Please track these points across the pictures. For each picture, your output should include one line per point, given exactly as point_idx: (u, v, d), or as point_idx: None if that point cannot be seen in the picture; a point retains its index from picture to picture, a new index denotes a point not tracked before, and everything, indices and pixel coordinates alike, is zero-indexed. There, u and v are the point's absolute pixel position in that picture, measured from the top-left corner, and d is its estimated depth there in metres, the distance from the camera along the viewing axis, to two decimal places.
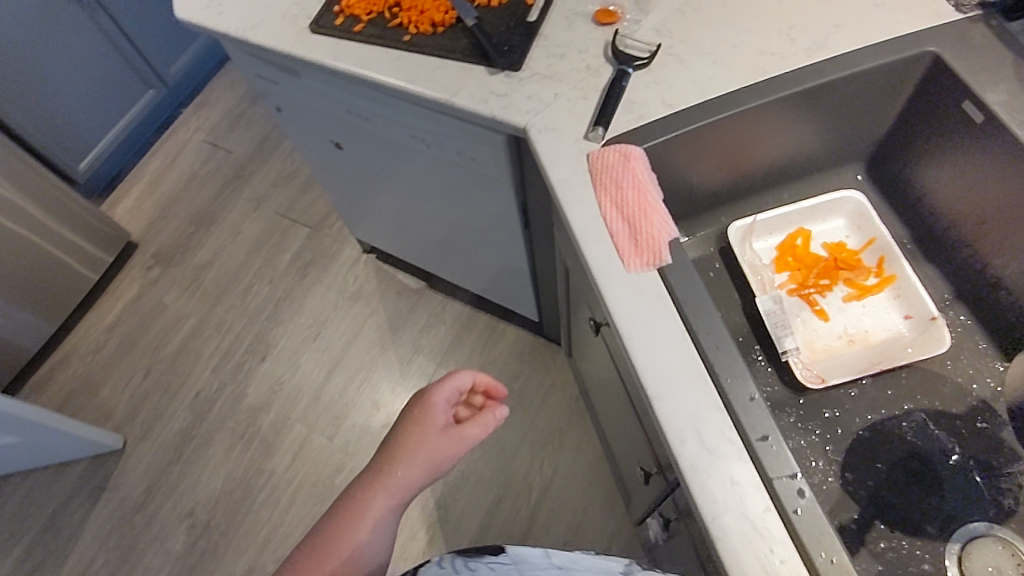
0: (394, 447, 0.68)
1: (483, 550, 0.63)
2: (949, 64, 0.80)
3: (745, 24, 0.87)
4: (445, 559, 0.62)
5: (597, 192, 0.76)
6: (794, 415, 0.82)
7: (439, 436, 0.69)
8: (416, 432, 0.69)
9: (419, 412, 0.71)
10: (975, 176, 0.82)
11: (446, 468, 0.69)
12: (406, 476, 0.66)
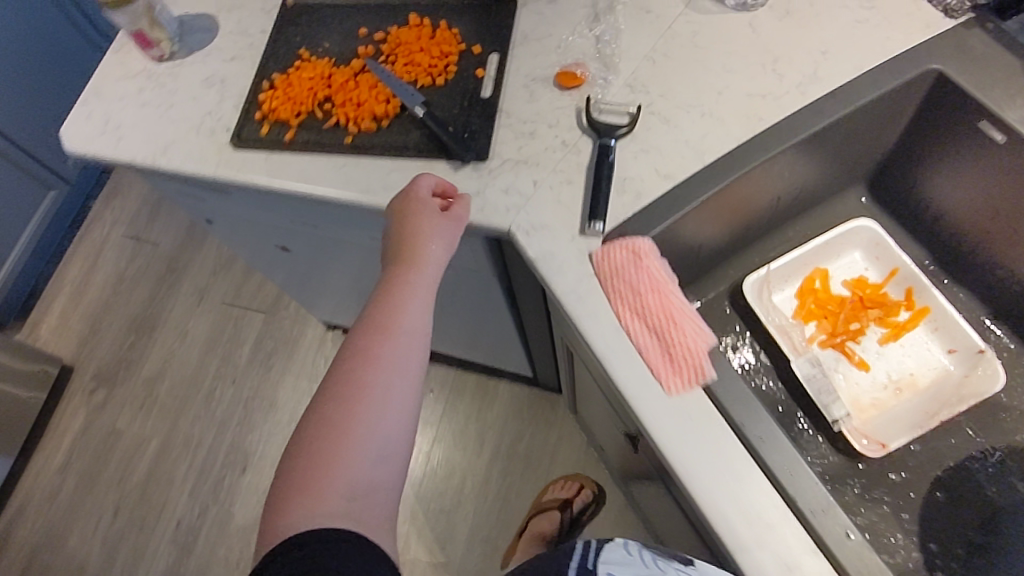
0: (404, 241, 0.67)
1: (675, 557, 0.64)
2: (955, 81, 0.72)
3: (724, 64, 0.78)
4: (633, 546, 0.65)
5: (612, 301, 0.66)
6: (858, 485, 0.75)
7: (441, 218, 0.69)
8: (420, 229, 0.68)
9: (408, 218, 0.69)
10: (1003, 191, 0.74)
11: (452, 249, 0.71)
12: (434, 252, 0.67)
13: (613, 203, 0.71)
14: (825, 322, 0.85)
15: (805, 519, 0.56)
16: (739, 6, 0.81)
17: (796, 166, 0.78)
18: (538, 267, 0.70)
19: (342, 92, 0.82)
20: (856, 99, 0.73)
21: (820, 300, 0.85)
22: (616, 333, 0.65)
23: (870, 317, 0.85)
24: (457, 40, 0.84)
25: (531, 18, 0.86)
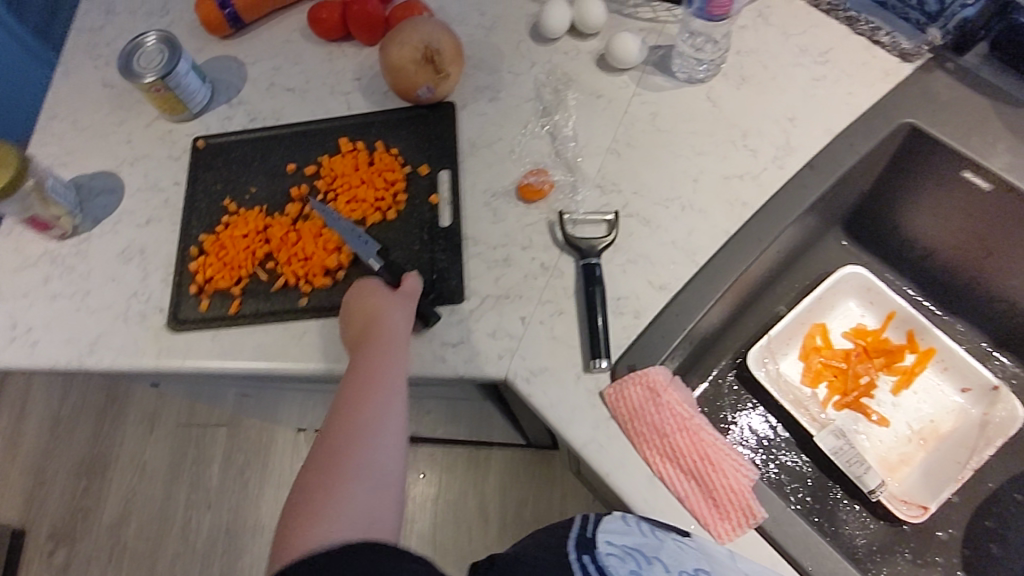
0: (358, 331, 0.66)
1: (666, 528, 0.53)
2: (930, 133, 0.69)
3: (693, 147, 0.74)
4: (629, 517, 0.51)
5: (637, 446, 0.61)
6: (907, 551, 0.71)
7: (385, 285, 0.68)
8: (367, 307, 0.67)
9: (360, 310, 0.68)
10: (989, 224, 0.72)
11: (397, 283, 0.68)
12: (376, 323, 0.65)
13: (613, 329, 0.66)
14: (834, 380, 0.81)
15: None
16: (691, 78, 0.77)
17: (786, 238, 0.73)
18: (550, 418, 0.63)
19: (285, 248, 0.73)
20: (836, 168, 0.70)
21: (824, 357, 0.82)
22: (650, 481, 0.60)
23: (877, 366, 0.82)
24: (400, 163, 0.77)
25: (475, 120, 0.79)
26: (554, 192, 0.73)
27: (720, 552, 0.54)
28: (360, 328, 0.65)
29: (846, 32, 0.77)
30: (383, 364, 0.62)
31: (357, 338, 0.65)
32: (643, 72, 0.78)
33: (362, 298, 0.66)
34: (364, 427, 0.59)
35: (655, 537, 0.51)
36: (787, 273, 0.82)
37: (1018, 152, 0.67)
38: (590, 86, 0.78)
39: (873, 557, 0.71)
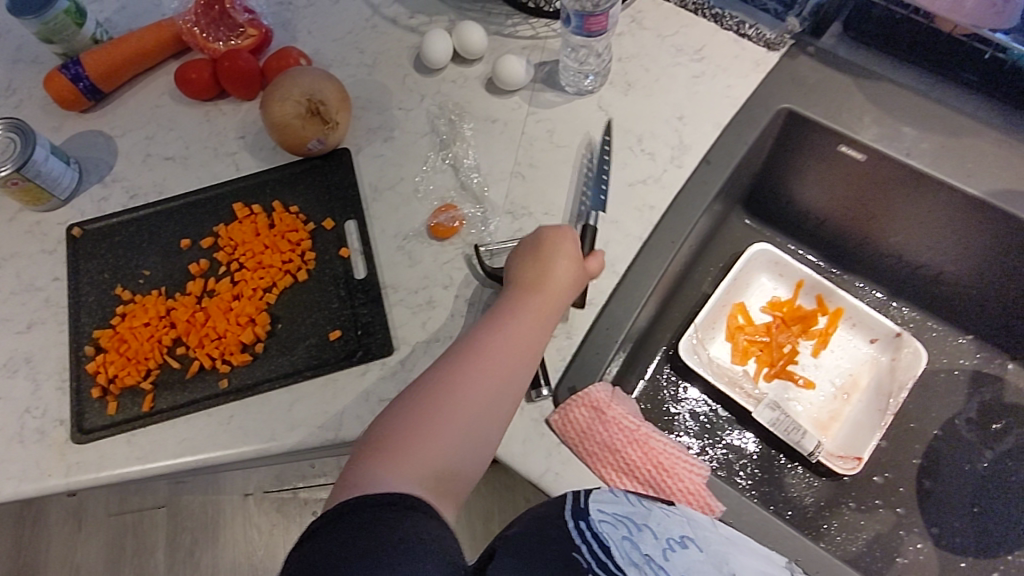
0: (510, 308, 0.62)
1: (653, 499, 0.54)
2: (806, 116, 0.73)
3: (593, 158, 0.74)
4: (619, 489, 0.53)
5: (592, 467, 0.61)
6: (851, 502, 0.76)
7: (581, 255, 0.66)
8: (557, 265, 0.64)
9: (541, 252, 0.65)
10: (863, 185, 0.76)
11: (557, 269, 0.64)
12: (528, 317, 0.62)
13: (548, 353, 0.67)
14: (761, 355, 0.84)
15: None
16: (580, 90, 0.77)
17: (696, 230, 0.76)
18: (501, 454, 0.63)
19: (194, 329, 0.69)
20: (729, 160, 0.72)
21: (748, 335, 0.84)
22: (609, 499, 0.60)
23: (796, 334, 0.85)
24: (303, 220, 0.74)
25: (373, 163, 0.77)
26: (466, 226, 0.73)
27: (705, 524, 0.52)
28: (543, 270, 0.63)
29: (714, 28, 0.80)
30: (501, 359, 0.59)
31: (524, 283, 0.63)
32: (534, 90, 0.78)
33: (560, 241, 0.64)
34: (470, 400, 0.56)
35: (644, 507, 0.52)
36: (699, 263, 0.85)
37: (884, 124, 0.71)
38: (483, 112, 0.78)
39: (824, 520, 0.75)
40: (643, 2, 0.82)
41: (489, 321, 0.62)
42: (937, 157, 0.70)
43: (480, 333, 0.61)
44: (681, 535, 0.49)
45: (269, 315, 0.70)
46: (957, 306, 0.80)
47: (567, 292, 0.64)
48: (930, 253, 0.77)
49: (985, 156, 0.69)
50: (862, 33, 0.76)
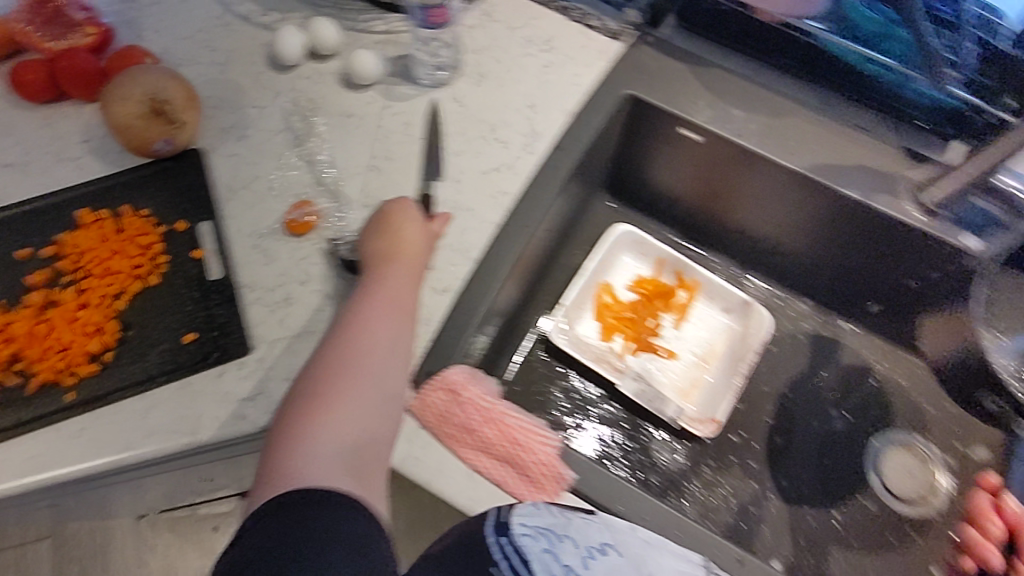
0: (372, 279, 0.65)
1: (573, 508, 0.53)
2: (648, 102, 0.77)
3: (447, 147, 0.75)
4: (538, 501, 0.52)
5: (450, 448, 0.62)
6: (711, 463, 0.81)
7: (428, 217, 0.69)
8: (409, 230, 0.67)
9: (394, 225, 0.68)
10: (705, 165, 0.81)
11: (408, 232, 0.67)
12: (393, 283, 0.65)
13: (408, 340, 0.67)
14: (627, 331, 0.89)
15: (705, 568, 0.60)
16: (435, 82, 0.78)
17: (552, 214, 0.78)
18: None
19: (34, 343, 0.65)
20: (576, 145, 0.74)
21: (614, 313, 0.89)
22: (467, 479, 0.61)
23: (658, 308, 0.91)
24: (154, 223, 0.72)
25: (227, 162, 0.76)
26: (321, 221, 0.73)
27: (625, 529, 0.52)
28: (395, 240, 0.66)
29: (562, 20, 0.83)
30: (377, 327, 0.62)
31: (380, 254, 0.66)
32: (389, 84, 0.79)
33: (401, 208, 0.68)
34: (362, 371, 0.59)
35: (566, 517, 0.51)
36: (565, 245, 0.89)
37: (717, 108, 0.76)
38: (339, 107, 0.78)
39: (687, 479, 0.80)
40: None
41: (359, 299, 0.65)
42: (762, 138, 0.75)
43: (353, 308, 0.64)
44: (603, 544, 0.49)
45: (119, 323, 0.68)
46: (797, 274, 0.87)
47: (424, 245, 0.68)
48: (770, 227, 0.83)
49: (805, 135, 0.74)
50: (694, 24, 0.81)
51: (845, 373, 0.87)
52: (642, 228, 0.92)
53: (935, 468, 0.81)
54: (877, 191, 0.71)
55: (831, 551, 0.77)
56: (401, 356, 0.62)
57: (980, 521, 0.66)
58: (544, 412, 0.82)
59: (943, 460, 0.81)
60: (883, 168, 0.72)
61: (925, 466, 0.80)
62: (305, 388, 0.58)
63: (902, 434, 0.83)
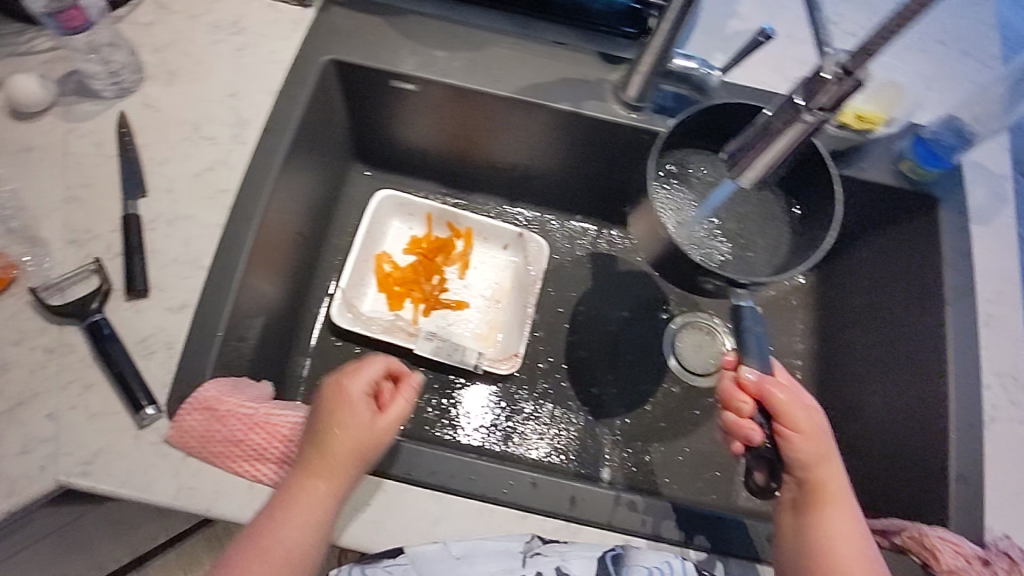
0: (306, 453, 0.54)
1: (381, 555, 0.55)
2: (352, 62, 0.75)
3: (151, 157, 0.67)
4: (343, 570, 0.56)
5: (221, 468, 0.55)
6: (523, 395, 0.84)
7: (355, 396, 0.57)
8: (346, 411, 0.55)
9: (334, 401, 0.56)
10: (432, 115, 0.82)
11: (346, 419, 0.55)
12: (330, 458, 0.54)
13: (154, 372, 0.57)
14: (414, 294, 0.88)
15: (504, 503, 0.59)
16: (120, 91, 0.70)
17: (289, 196, 0.75)
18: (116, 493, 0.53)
19: None
20: (287, 122, 0.70)
21: (396, 282, 0.89)
22: (251, 493, 0.55)
23: (440, 264, 0.91)
24: None
25: None
26: (27, 272, 0.60)
27: (436, 552, 0.56)
28: (320, 450, 0.54)
29: None
30: (301, 509, 0.52)
31: (309, 449, 0.54)
32: (66, 104, 0.69)
33: (338, 390, 0.57)
34: (288, 552, 0.52)
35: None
36: (331, 224, 0.89)
37: (419, 53, 0.76)
38: (12, 142, 0.66)
39: (513, 423, 0.82)
40: None
41: (294, 475, 0.54)
42: (468, 74, 0.76)
43: (277, 487, 0.54)
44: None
45: None
46: (555, 195, 0.91)
47: (360, 445, 0.55)
48: (516, 154, 0.85)
49: (504, 64, 0.77)
50: None
51: (628, 277, 0.92)
52: (405, 190, 0.93)
53: (720, 337, 0.90)
54: (585, 98, 0.76)
55: (654, 443, 0.83)
56: (312, 531, 0.52)
57: (731, 405, 0.58)
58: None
59: (725, 328, 0.90)
60: (584, 76, 0.77)
61: (709, 337, 0.89)
62: (234, 554, 0.52)
63: (689, 315, 0.90)
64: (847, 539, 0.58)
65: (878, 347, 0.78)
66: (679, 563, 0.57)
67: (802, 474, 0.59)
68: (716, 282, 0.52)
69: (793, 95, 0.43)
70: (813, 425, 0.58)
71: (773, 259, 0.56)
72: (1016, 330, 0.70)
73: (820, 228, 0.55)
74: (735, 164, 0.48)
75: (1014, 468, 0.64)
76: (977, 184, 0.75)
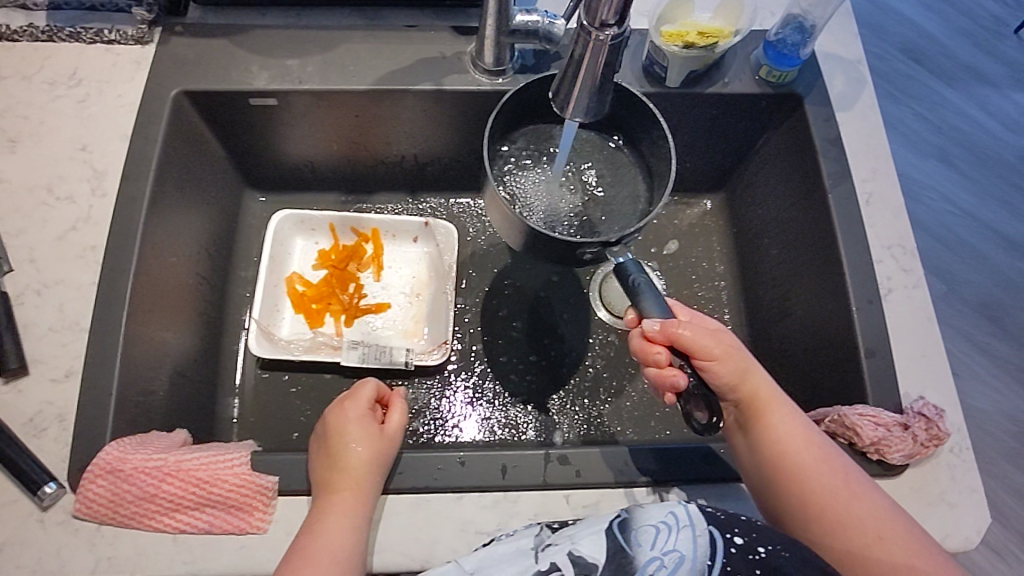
0: (322, 477, 0.57)
1: None
2: (202, 90, 0.73)
3: (6, 231, 0.65)
4: None
5: (139, 528, 0.55)
6: (464, 381, 0.82)
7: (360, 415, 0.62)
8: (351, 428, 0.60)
9: (338, 425, 0.61)
10: (313, 126, 0.79)
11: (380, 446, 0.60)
12: (353, 478, 0.57)
13: (48, 448, 0.57)
14: (332, 308, 0.85)
15: (436, 488, 0.60)
16: None
17: (178, 236, 0.72)
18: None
19: None
20: (145, 165, 0.68)
21: (312, 299, 0.85)
22: (176, 546, 0.55)
23: (354, 271, 0.87)
24: None
25: None
26: None
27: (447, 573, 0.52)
28: (336, 465, 0.58)
29: (80, 47, 0.75)
30: (331, 526, 0.55)
31: (326, 471, 0.58)
32: None
33: (343, 413, 0.61)
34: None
35: None
36: (234, 257, 0.83)
37: (272, 65, 0.75)
38: None
39: (460, 411, 0.80)
40: None
41: (318, 505, 0.56)
42: (324, 75, 0.75)
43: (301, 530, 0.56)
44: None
45: None
46: (455, 176, 0.89)
47: (375, 452, 0.59)
48: (407, 144, 0.83)
49: (359, 56, 0.76)
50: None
51: None
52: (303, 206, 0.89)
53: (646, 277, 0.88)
54: (446, 73, 0.76)
55: (602, 395, 0.82)
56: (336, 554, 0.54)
57: (649, 360, 0.59)
58: (293, 424, 0.77)
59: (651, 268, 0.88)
60: (442, 53, 0.77)
61: None
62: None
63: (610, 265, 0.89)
64: (796, 435, 0.61)
65: (786, 251, 0.80)
66: (683, 510, 0.54)
67: (733, 392, 0.63)
68: (592, 250, 0.54)
69: (582, 19, 0.45)
70: (724, 347, 0.61)
71: (633, 196, 0.65)
72: (892, 202, 0.76)
73: (660, 161, 0.62)
74: (560, 104, 0.50)
75: (911, 329, 0.69)
76: (836, 75, 0.81)
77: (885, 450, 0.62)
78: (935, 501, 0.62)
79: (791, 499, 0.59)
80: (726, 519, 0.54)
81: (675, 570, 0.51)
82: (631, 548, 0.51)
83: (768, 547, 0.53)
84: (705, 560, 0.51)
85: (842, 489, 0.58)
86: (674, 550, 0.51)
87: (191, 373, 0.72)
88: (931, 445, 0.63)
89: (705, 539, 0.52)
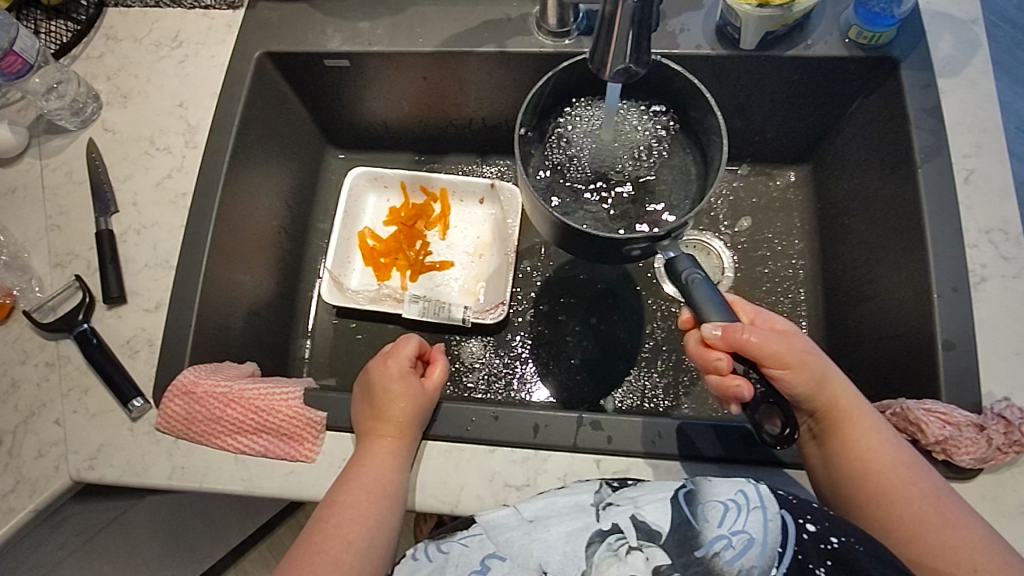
0: (378, 426, 0.61)
1: (456, 528, 0.53)
2: (282, 52, 0.78)
3: (116, 176, 0.74)
4: (420, 550, 0.52)
5: (209, 443, 0.63)
6: (518, 339, 0.83)
7: (407, 370, 0.65)
8: (402, 384, 0.63)
9: (384, 377, 0.64)
10: (387, 85, 0.82)
11: (427, 406, 0.63)
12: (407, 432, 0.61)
13: (140, 366, 0.66)
14: (399, 263, 0.87)
15: (470, 439, 0.63)
16: (82, 122, 0.76)
17: (258, 189, 0.78)
18: (119, 481, 0.62)
19: None
20: (229, 121, 0.74)
21: (381, 253, 0.87)
22: (237, 464, 0.63)
23: (422, 228, 0.89)
24: None
25: None
26: (21, 298, 0.68)
27: (507, 517, 0.52)
28: (393, 419, 0.61)
29: (181, 11, 0.82)
30: (391, 474, 0.59)
31: (380, 421, 0.61)
32: (39, 143, 0.75)
33: (389, 367, 0.65)
34: (388, 520, 0.58)
35: (446, 559, 0.50)
36: (313, 210, 0.88)
37: (345, 28, 0.78)
38: None
39: (512, 369, 0.81)
40: (112, 17, 0.82)
41: (375, 449, 0.60)
42: (393, 37, 0.78)
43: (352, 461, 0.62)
44: (485, 559, 0.49)
45: None
46: None
47: (423, 411, 0.63)
48: (476, 105, 0.84)
49: (428, 19, 0.78)
50: None
51: None
52: (381, 165, 0.92)
53: (714, 250, 0.84)
54: (509, 36, 0.76)
55: (658, 366, 0.80)
56: (394, 499, 0.59)
57: (708, 366, 0.55)
58: (359, 369, 0.81)
59: (720, 241, 0.84)
60: (508, 15, 0.77)
61: (700, 253, 0.84)
62: (310, 536, 0.56)
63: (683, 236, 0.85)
64: (880, 452, 0.56)
65: (871, 230, 0.74)
66: (753, 490, 0.50)
67: (808, 403, 0.57)
68: (640, 245, 0.54)
69: None
70: (797, 354, 0.56)
71: (688, 173, 0.64)
72: (996, 182, 0.68)
73: (714, 142, 0.60)
74: (597, 64, 0.52)
75: (1007, 323, 0.62)
76: (943, 37, 0.74)
77: (952, 450, 0.57)
78: (1009, 514, 0.57)
79: (869, 518, 0.55)
80: (797, 505, 0.50)
81: (744, 552, 0.46)
82: (697, 522, 0.48)
83: (842, 538, 0.48)
84: (775, 546, 0.47)
85: (932, 515, 0.53)
86: (742, 531, 0.47)
87: (266, 313, 0.78)
88: (1010, 451, 0.57)
89: (776, 524, 0.48)
